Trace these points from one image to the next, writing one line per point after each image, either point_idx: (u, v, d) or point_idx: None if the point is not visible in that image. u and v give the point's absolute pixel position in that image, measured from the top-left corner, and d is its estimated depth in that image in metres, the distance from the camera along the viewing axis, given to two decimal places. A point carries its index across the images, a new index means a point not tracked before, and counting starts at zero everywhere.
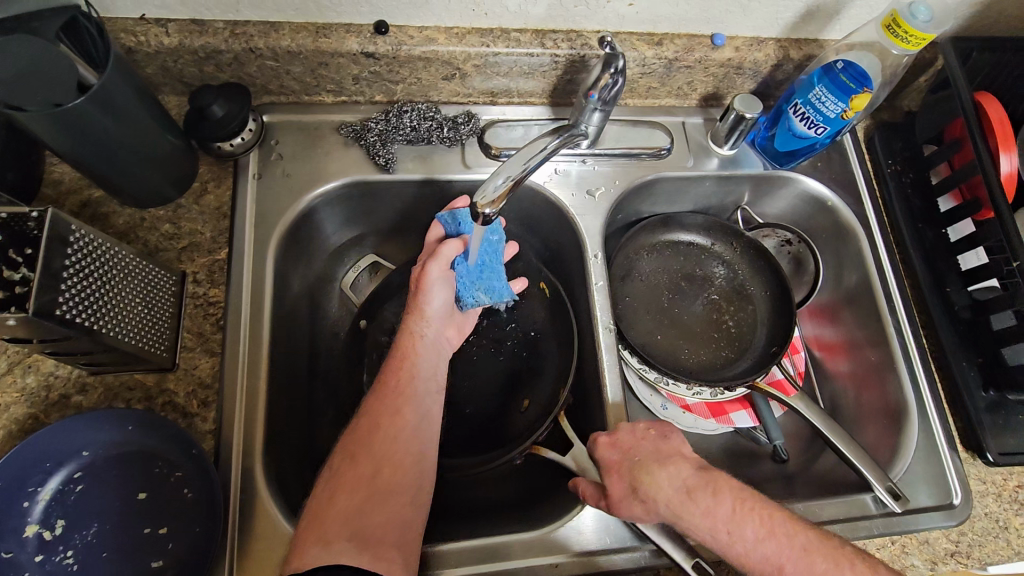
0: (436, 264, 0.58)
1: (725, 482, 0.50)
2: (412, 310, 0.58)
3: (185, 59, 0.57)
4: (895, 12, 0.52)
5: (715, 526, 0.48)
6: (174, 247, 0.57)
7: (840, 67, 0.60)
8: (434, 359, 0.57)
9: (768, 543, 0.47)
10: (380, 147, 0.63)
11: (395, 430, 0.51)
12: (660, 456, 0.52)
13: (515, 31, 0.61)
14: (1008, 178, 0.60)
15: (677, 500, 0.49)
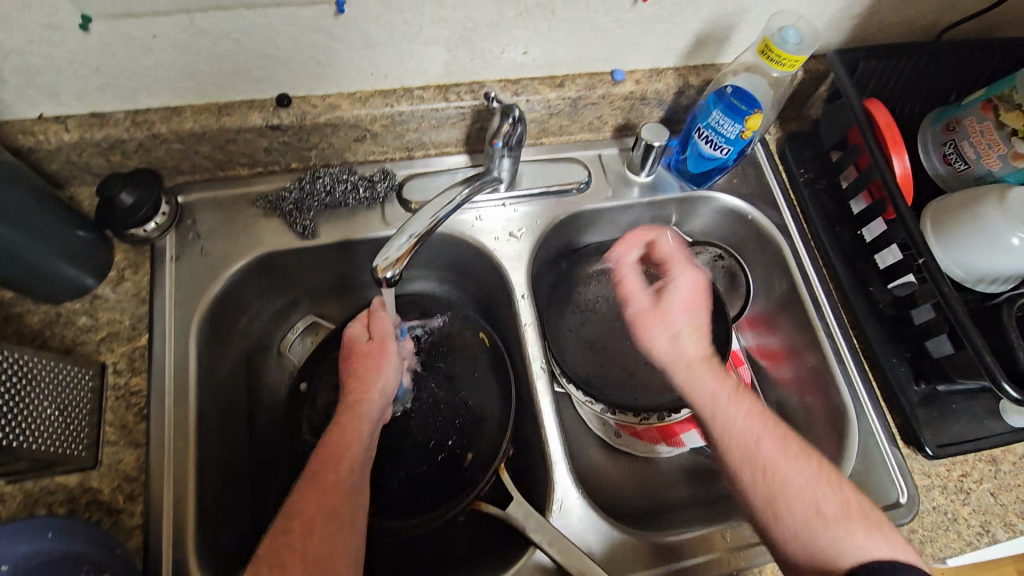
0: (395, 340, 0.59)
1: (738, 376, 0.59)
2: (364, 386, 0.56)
3: (88, 152, 0.57)
4: (767, 38, 0.56)
5: (717, 390, 0.56)
6: (92, 339, 0.56)
7: (729, 91, 0.63)
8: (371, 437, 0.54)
9: (759, 422, 0.55)
10: (297, 214, 0.63)
11: (339, 524, 0.49)
12: (697, 328, 0.60)
13: (417, 88, 0.63)
14: (903, 176, 0.63)
15: (704, 359, 0.58)
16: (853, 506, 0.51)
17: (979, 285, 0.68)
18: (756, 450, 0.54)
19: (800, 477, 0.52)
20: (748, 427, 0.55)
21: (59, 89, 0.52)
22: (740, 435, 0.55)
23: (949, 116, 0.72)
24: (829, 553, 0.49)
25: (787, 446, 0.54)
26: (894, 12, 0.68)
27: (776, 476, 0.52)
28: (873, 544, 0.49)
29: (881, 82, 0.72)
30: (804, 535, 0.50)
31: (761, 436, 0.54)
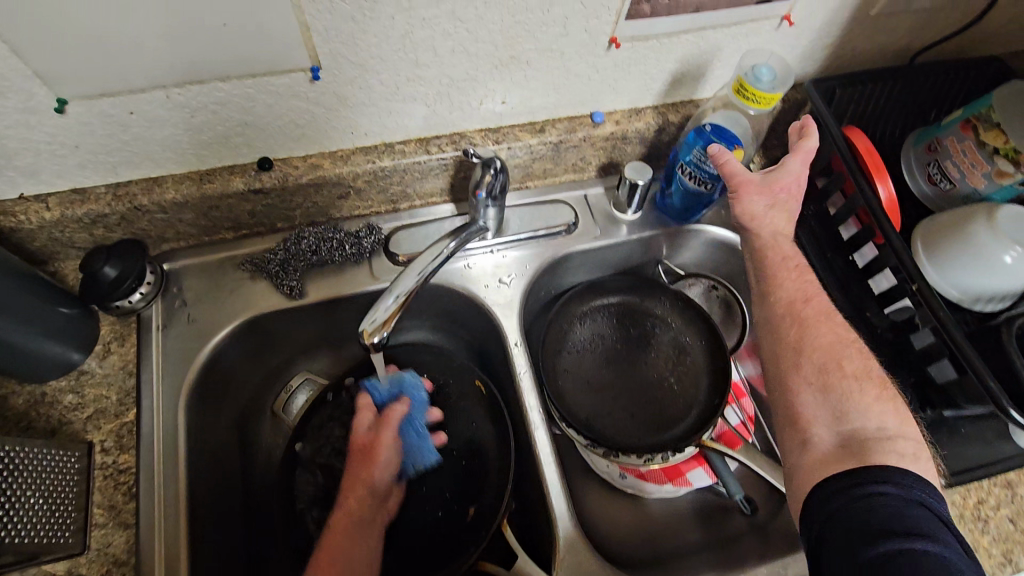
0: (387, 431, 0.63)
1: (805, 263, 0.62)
2: (354, 482, 0.61)
3: (71, 228, 0.57)
4: (741, 77, 0.57)
5: (780, 247, 0.62)
6: (78, 417, 0.55)
7: (709, 129, 0.63)
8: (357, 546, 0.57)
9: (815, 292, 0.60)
10: (283, 275, 0.63)
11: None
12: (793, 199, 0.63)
13: (398, 143, 0.63)
14: (889, 202, 0.63)
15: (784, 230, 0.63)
16: (875, 374, 0.56)
17: (979, 305, 0.67)
18: (810, 315, 0.59)
19: (843, 345, 0.57)
20: (811, 300, 0.60)
21: (39, 169, 0.53)
22: (801, 302, 0.59)
23: (930, 136, 0.72)
24: (838, 405, 0.54)
25: (834, 322, 0.59)
26: (866, 39, 0.69)
27: (812, 331, 0.58)
28: (884, 416, 0.52)
29: (859, 107, 0.73)
30: (822, 384, 0.55)
31: (819, 312, 0.59)
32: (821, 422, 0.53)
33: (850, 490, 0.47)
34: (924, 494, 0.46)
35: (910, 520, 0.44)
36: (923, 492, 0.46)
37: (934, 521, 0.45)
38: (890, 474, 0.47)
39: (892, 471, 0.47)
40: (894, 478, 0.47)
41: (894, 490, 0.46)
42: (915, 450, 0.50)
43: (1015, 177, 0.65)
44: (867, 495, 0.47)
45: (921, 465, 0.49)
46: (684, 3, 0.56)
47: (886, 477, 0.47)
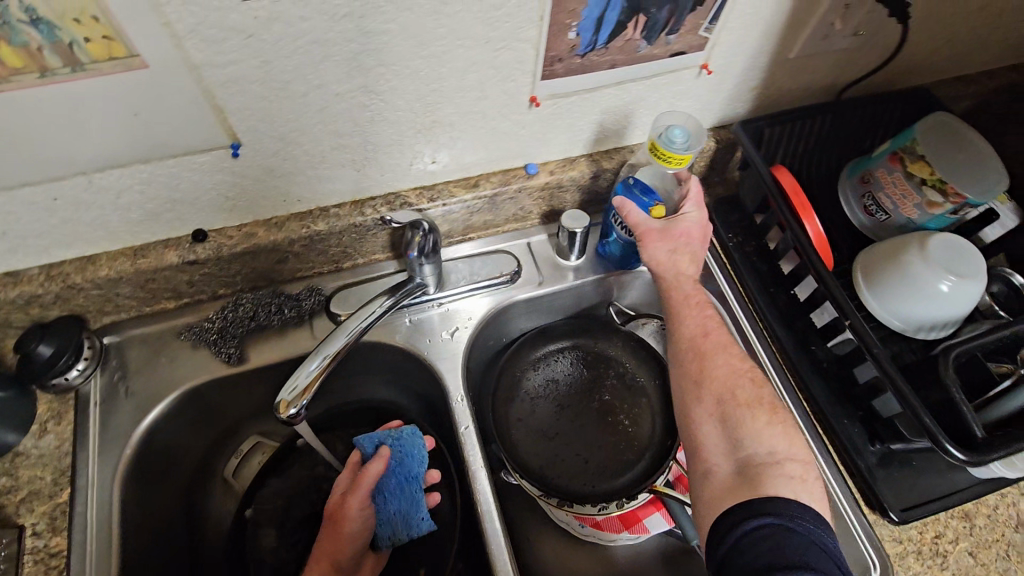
0: (354, 497, 0.60)
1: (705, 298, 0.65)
2: (323, 551, 0.59)
3: (6, 309, 0.57)
4: (654, 140, 0.60)
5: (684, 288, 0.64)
6: (10, 500, 0.55)
7: (632, 182, 0.66)
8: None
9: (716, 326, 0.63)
10: (223, 341, 0.63)
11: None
12: (691, 244, 0.65)
13: (333, 207, 0.64)
14: (817, 239, 0.63)
15: (690, 276, 0.65)
16: (768, 400, 0.58)
17: (923, 333, 0.66)
18: (713, 351, 0.61)
19: (743, 377, 0.59)
20: (715, 335, 0.62)
21: None
22: (709, 339, 0.62)
23: (863, 168, 0.73)
24: (732, 434, 0.57)
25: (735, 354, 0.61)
26: (791, 79, 0.71)
27: (710, 366, 0.60)
28: (774, 440, 0.55)
29: (791, 144, 0.74)
30: (720, 413, 0.58)
31: (723, 344, 0.62)
32: (721, 453, 0.56)
33: (740, 524, 0.49)
34: (806, 524, 0.48)
35: (801, 553, 0.46)
36: (805, 522, 0.48)
37: (814, 549, 0.47)
38: (775, 507, 0.49)
39: (777, 502, 0.49)
40: (779, 509, 0.49)
41: (778, 521, 0.48)
42: (801, 472, 0.53)
43: (945, 206, 0.66)
44: (753, 530, 0.48)
45: (807, 487, 0.52)
46: (598, 62, 0.57)
47: (771, 509, 0.49)
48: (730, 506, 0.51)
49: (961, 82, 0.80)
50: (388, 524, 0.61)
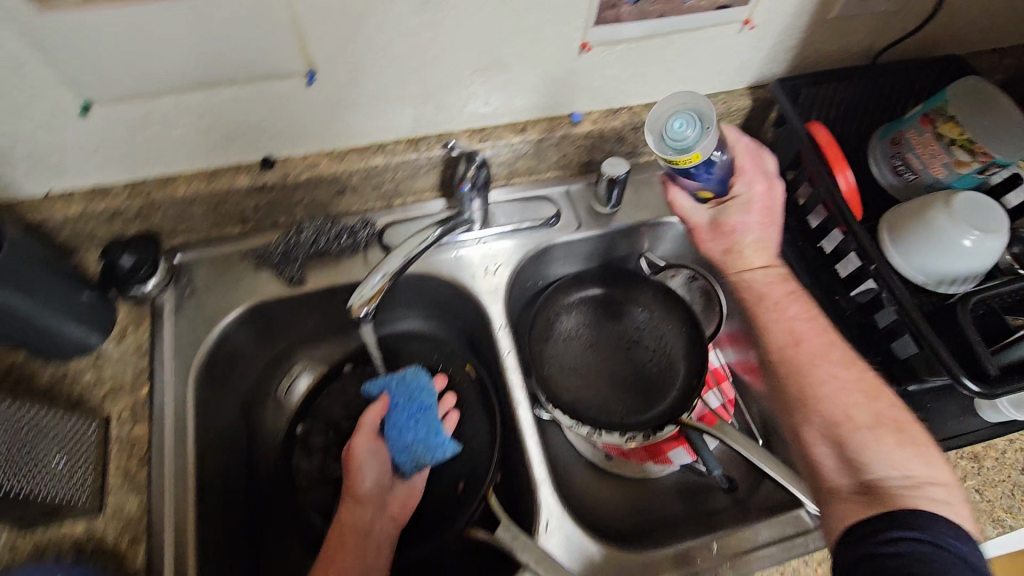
0: (360, 438, 0.64)
1: (790, 296, 0.67)
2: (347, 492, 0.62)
3: (92, 222, 0.62)
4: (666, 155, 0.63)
5: (764, 289, 0.68)
6: (96, 393, 0.60)
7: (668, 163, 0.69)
8: (368, 548, 0.60)
9: (812, 333, 0.64)
10: (285, 264, 0.68)
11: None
12: (748, 230, 0.69)
13: (390, 143, 0.68)
14: (848, 191, 0.66)
15: (755, 267, 0.69)
16: (887, 418, 0.58)
17: (942, 287, 0.70)
18: (817, 364, 0.62)
19: (860, 380, 0.60)
20: (811, 336, 0.64)
21: (65, 167, 0.58)
22: (812, 346, 0.63)
23: (895, 130, 0.76)
24: (851, 456, 0.57)
25: (841, 355, 0.62)
26: (828, 41, 0.74)
27: (817, 386, 0.61)
28: (909, 463, 0.55)
29: (825, 105, 0.77)
30: (835, 436, 0.59)
31: (822, 351, 0.62)
32: (844, 472, 0.57)
33: (876, 533, 0.50)
34: (953, 541, 0.48)
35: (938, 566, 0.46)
36: (953, 539, 0.48)
37: (958, 565, 0.46)
38: (918, 520, 0.49)
39: (920, 518, 0.49)
40: (923, 523, 0.49)
41: (922, 536, 0.48)
42: (943, 495, 0.53)
43: (972, 165, 0.69)
44: (891, 541, 0.49)
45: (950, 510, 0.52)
46: (648, 11, 0.61)
47: (913, 522, 0.49)
48: (868, 516, 0.52)
49: (994, 53, 0.82)
50: (409, 452, 0.66)
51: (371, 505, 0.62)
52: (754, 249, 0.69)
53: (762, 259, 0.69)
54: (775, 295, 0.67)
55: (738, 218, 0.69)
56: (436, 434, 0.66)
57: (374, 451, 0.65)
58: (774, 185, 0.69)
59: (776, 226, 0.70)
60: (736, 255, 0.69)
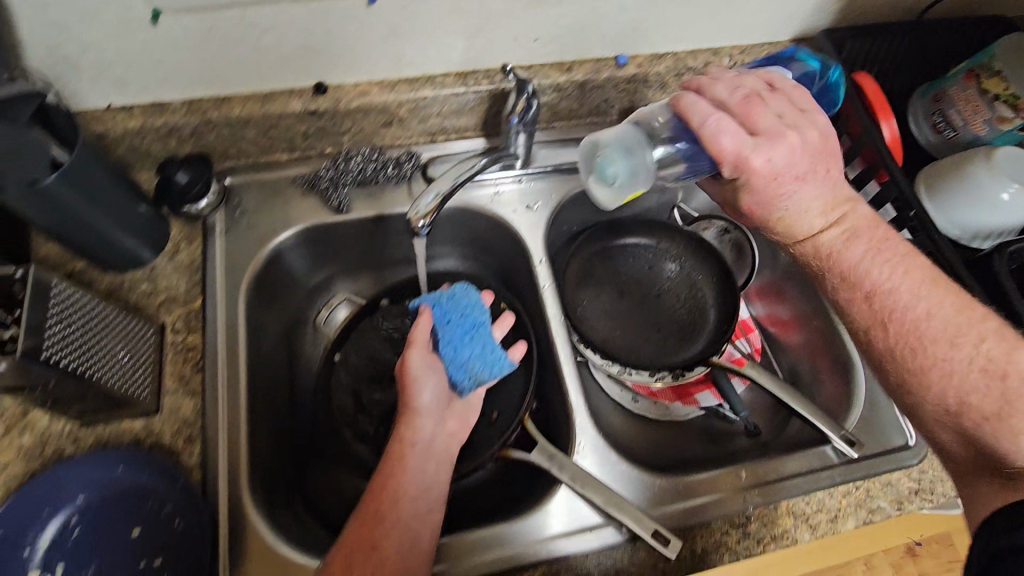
0: (414, 350, 0.57)
1: (878, 257, 0.55)
2: (404, 408, 0.56)
3: (149, 138, 0.64)
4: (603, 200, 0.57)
5: (846, 264, 0.56)
6: (152, 302, 0.62)
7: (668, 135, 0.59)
8: (430, 465, 0.53)
9: (908, 275, 0.54)
10: (333, 190, 0.69)
11: (380, 560, 0.47)
12: (798, 204, 0.56)
13: (439, 76, 0.69)
14: (892, 140, 0.69)
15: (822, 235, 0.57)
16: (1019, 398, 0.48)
17: (975, 243, 0.71)
18: (914, 309, 0.53)
19: (967, 338, 0.51)
20: (907, 279, 0.54)
21: (128, 79, 0.60)
22: (913, 288, 0.53)
23: (935, 88, 0.76)
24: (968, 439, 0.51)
25: (942, 293, 0.53)
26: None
27: (922, 355, 0.52)
28: None
29: (869, 59, 0.77)
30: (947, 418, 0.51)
31: (923, 291, 0.53)
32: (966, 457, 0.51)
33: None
34: None
35: None
36: None
37: None
38: None
39: None
40: None
41: None
42: None
43: (1014, 122, 0.69)
44: None
45: None
46: None
47: None
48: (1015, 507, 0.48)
49: None
50: (464, 369, 0.59)
51: (432, 418, 0.55)
52: (811, 219, 0.57)
53: (824, 220, 0.57)
54: (861, 265, 0.56)
55: (782, 197, 0.55)
56: (494, 350, 0.61)
57: (430, 365, 0.58)
58: (802, 141, 0.53)
59: (816, 179, 0.55)
60: (795, 229, 0.57)
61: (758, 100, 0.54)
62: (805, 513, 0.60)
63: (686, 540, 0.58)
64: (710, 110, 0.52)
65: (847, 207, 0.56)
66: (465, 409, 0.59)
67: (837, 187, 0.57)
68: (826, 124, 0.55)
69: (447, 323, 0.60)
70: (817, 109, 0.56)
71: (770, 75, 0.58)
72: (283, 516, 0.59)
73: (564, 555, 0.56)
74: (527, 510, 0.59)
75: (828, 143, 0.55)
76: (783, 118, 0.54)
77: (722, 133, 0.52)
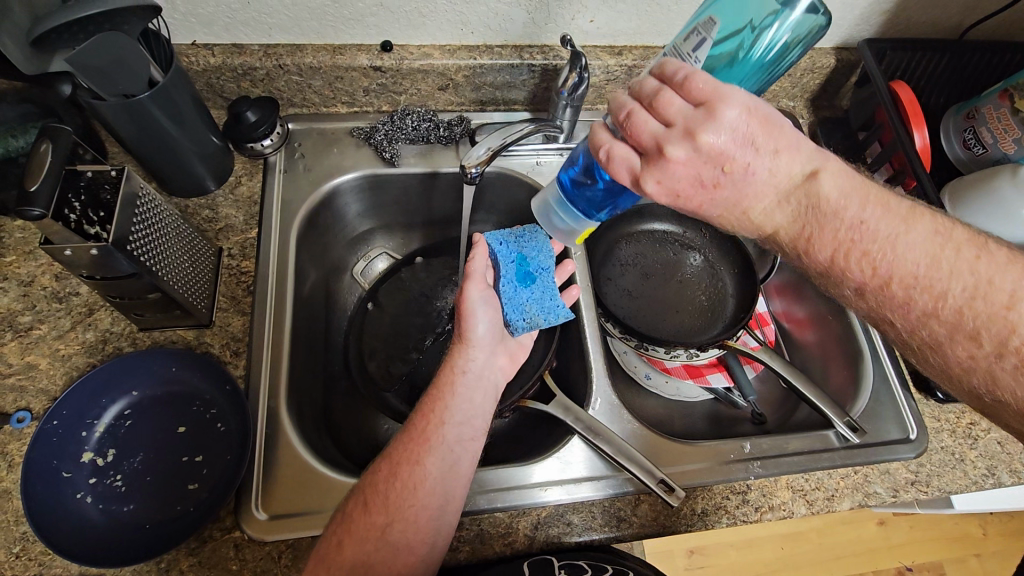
0: (473, 284, 0.59)
1: (863, 241, 0.50)
2: (458, 338, 0.60)
3: (226, 76, 0.69)
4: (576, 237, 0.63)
5: (834, 254, 0.50)
6: (212, 229, 0.67)
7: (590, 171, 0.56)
8: (477, 395, 0.58)
9: (912, 253, 0.49)
10: (386, 144, 0.74)
11: (421, 474, 0.53)
12: (733, 211, 0.50)
13: (497, 46, 0.74)
14: (923, 149, 0.71)
15: (785, 223, 0.50)
16: None
17: None
18: (925, 299, 0.49)
19: (991, 332, 0.48)
20: (900, 260, 0.50)
21: (215, 19, 0.65)
22: (911, 271, 0.49)
23: (970, 106, 0.78)
24: None
25: (948, 270, 0.49)
26: (920, 9, 0.77)
27: None
28: None
29: (907, 72, 0.81)
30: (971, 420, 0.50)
31: (910, 282, 0.49)
32: None
33: None
34: None
35: None
36: None
37: None
38: None
39: None
40: None
41: None
42: None
43: None
44: None
45: None
46: None
47: None
48: None
49: None
50: (520, 310, 0.60)
51: (483, 350, 0.60)
52: (763, 216, 0.50)
53: (783, 214, 0.50)
54: (844, 257, 0.50)
55: (704, 209, 0.50)
56: (553, 297, 0.61)
57: (485, 299, 0.59)
58: (693, 156, 0.46)
59: (738, 180, 0.48)
60: (752, 223, 0.51)
61: (645, 110, 0.48)
62: (804, 489, 0.63)
63: (687, 499, 0.61)
64: (604, 140, 0.49)
65: (807, 196, 0.49)
66: (514, 349, 0.64)
67: (781, 174, 0.48)
68: (732, 115, 0.45)
69: (509, 261, 0.61)
70: (724, 91, 0.46)
71: (662, 66, 0.49)
72: (313, 435, 0.63)
73: (572, 499, 0.59)
74: (538, 456, 0.63)
75: (730, 146, 0.46)
76: (673, 131, 0.46)
77: (611, 161, 0.49)
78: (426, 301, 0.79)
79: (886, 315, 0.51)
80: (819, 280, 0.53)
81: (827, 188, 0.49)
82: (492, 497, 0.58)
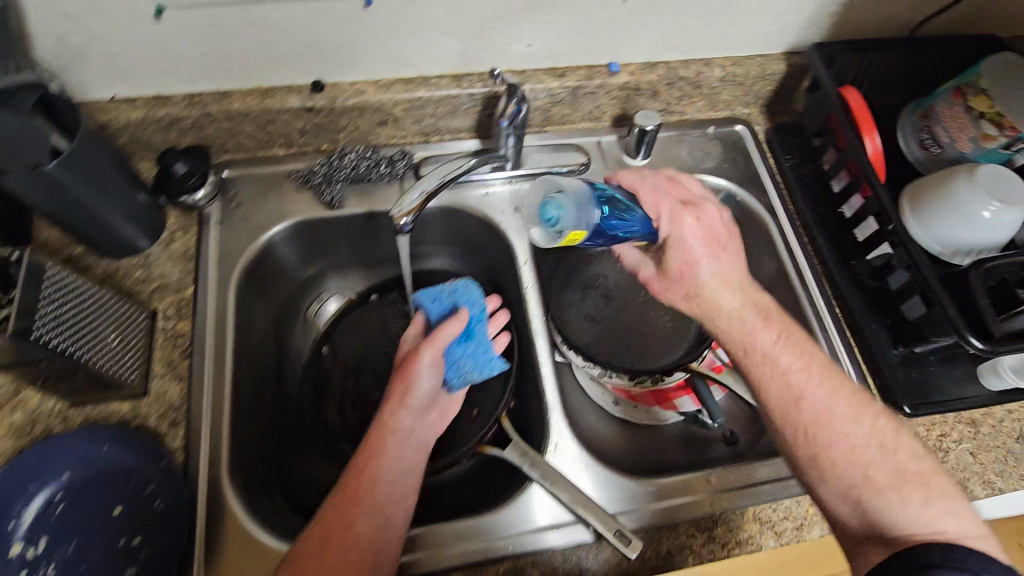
0: (428, 350, 0.60)
1: (789, 341, 0.56)
2: (397, 393, 0.59)
3: (151, 129, 0.66)
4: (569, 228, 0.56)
5: (769, 339, 0.56)
6: (145, 289, 0.64)
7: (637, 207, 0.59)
8: (407, 450, 0.57)
9: (811, 379, 0.54)
10: (325, 186, 0.71)
11: (354, 540, 0.50)
12: (716, 268, 0.58)
13: (434, 77, 0.71)
14: (876, 155, 0.69)
15: (735, 307, 0.57)
16: (910, 472, 0.51)
17: (954, 256, 0.71)
18: None
19: None
20: (809, 360, 0.56)
21: (132, 71, 0.62)
22: None
23: (924, 105, 0.76)
24: (921, 498, 0.50)
25: None
26: (869, 10, 0.75)
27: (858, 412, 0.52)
28: None
29: (859, 73, 0.78)
30: (904, 467, 0.51)
31: None
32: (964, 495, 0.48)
33: None
34: None
35: None
36: None
37: None
38: None
39: None
40: None
41: None
42: None
43: (999, 140, 0.69)
44: None
45: None
46: None
47: None
48: None
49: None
50: (456, 367, 0.64)
51: (418, 409, 0.59)
52: (727, 290, 0.58)
53: (737, 298, 0.58)
54: (777, 349, 0.56)
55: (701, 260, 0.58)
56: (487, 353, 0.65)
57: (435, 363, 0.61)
58: (721, 215, 0.60)
59: (732, 253, 0.60)
60: (715, 293, 0.57)
61: (686, 185, 0.64)
62: (772, 520, 0.61)
63: (650, 540, 0.59)
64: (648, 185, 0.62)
65: (756, 295, 0.58)
66: (444, 402, 0.64)
67: (748, 272, 0.60)
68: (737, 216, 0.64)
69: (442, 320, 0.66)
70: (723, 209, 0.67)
71: None
72: (260, 503, 0.60)
73: (532, 551, 0.57)
74: (495, 507, 0.61)
75: (736, 228, 0.61)
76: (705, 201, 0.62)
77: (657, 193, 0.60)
78: (381, 344, 0.77)
79: (799, 390, 0.54)
80: (745, 351, 0.57)
81: (768, 299, 0.59)
82: (447, 556, 0.56)
